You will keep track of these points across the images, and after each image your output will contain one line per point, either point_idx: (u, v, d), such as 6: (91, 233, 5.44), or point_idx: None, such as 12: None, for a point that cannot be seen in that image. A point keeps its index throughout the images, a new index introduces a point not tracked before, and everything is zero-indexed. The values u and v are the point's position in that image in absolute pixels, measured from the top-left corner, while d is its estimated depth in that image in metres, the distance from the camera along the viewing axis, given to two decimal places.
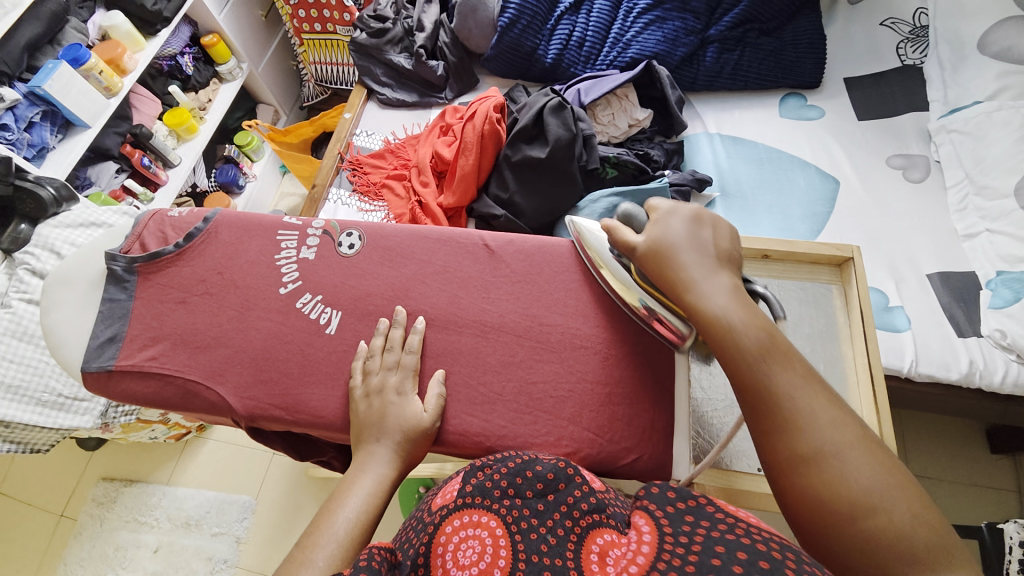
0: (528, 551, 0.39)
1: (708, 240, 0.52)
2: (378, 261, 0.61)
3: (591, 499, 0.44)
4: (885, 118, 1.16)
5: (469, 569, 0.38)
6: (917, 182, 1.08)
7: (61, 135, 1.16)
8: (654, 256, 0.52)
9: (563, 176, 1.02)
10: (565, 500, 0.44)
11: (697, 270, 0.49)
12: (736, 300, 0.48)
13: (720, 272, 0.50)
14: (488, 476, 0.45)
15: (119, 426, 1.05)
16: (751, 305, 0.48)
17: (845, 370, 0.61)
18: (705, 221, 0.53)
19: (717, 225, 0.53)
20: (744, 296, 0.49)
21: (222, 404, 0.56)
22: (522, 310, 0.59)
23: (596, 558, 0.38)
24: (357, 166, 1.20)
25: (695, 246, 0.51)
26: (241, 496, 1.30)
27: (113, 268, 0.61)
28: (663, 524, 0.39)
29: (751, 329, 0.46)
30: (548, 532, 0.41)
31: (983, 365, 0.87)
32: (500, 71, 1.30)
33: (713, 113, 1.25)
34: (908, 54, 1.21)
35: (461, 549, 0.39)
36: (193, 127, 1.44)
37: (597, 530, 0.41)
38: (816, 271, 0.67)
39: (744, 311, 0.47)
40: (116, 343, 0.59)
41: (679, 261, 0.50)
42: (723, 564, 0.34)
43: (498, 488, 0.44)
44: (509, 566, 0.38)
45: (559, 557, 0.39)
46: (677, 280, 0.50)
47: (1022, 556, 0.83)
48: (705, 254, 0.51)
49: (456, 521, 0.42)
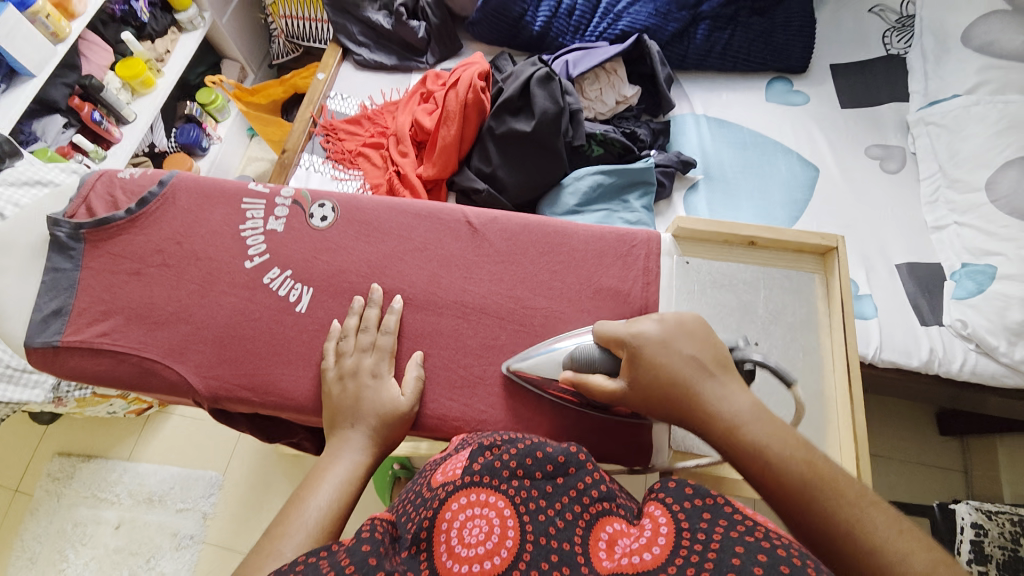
0: (537, 533, 0.38)
1: (693, 355, 0.48)
2: (353, 235, 0.58)
3: (601, 487, 0.42)
4: (868, 107, 1.17)
5: (476, 547, 0.37)
6: (893, 173, 1.10)
7: (4, 85, 1.04)
8: (652, 392, 0.47)
9: (548, 151, 0.99)
10: (574, 485, 0.42)
11: (703, 399, 0.46)
12: (754, 423, 0.44)
13: (724, 392, 0.46)
14: (498, 456, 0.43)
15: (74, 400, 1.00)
16: (771, 423, 0.45)
17: (822, 359, 0.62)
18: (675, 332, 0.49)
19: (687, 326, 0.49)
20: (764, 412, 0.45)
21: (183, 383, 0.53)
22: (505, 292, 0.57)
23: (604, 546, 0.37)
24: (331, 132, 1.14)
25: (688, 367, 0.47)
26: (208, 472, 1.27)
27: (56, 234, 0.55)
28: (680, 521, 0.37)
29: (783, 459, 0.42)
30: (557, 515, 0.39)
31: (943, 353, 0.92)
32: (485, 36, 1.23)
33: (700, 93, 1.23)
34: (893, 43, 1.21)
35: (467, 527, 0.38)
36: (150, 81, 1.33)
37: (606, 519, 0.40)
38: (799, 259, 0.66)
39: (767, 437, 0.44)
40: (61, 317, 0.54)
41: (681, 391, 0.46)
42: (743, 563, 0.33)
43: (508, 468, 0.42)
44: (516, 549, 0.37)
45: (567, 541, 0.38)
46: (690, 415, 0.46)
47: (973, 536, 0.89)
48: (705, 376, 0.47)
49: (463, 499, 0.40)
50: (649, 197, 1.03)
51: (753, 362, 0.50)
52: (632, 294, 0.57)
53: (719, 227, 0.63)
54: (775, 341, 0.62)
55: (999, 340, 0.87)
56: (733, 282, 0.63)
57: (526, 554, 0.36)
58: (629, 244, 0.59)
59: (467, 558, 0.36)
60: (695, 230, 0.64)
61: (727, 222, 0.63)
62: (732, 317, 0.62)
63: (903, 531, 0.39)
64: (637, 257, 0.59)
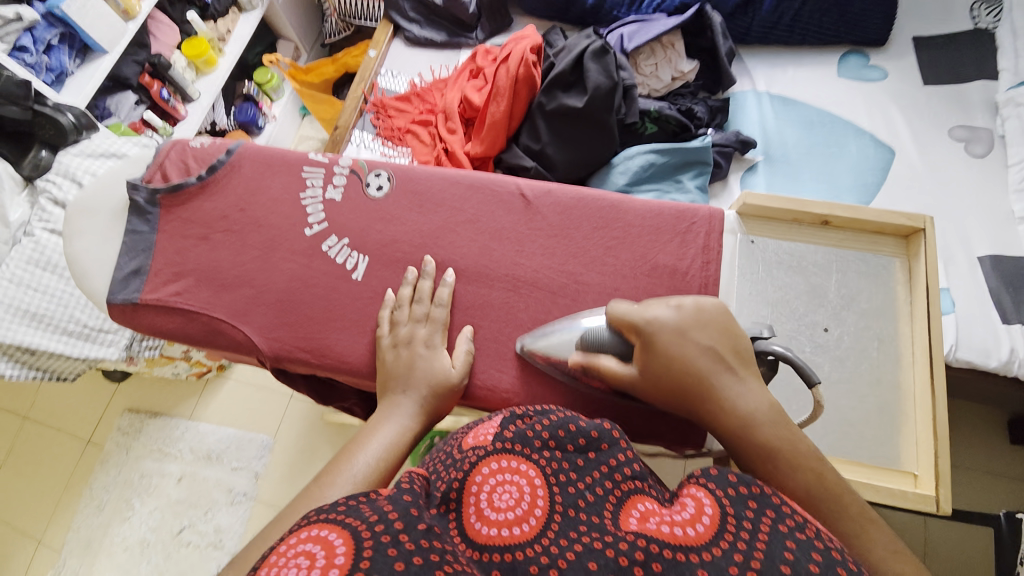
0: (566, 504, 0.38)
1: (710, 346, 0.46)
2: (407, 206, 0.58)
3: (633, 466, 0.41)
4: (953, 84, 1.06)
5: (507, 511, 0.37)
6: (979, 158, 0.99)
7: (80, 60, 1.11)
8: (664, 380, 0.46)
9: (599, 129, 0.96)
10: (606, 461, 0.42)
11: (720, 393, 0.45)
12: (770, 427, 0.44)
13: (746, 388, 0.45)
14: (531, 426, 0.44)
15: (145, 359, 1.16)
16: (787, 427, 0.44)
17: (900, 350, 0.57)
18: (691, 322, 0.47)
19: (704, 310, 0.47)
20: (782, 411, 0.45)
21: (248, 343, 0.55)
22: (557, 267, 0.55)
23: (637, 519, 0.37)
24: (381, 109, 1.15)
25: (703, 359, 0.46)
26: (259, 436, 1.35)
27: (136, 198, 0.59)
28: (726, 505, 0.37)
29: (792, 465, 0.43)
30: (588, 488, 0.39)
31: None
32: (536, 10, 1.19)
33: (764, 69, 1.15)
34: (981, 16, 1.09)
35: (499, 491, 0.39)
36: (212, 61, 1.39)
37: (638, 497, 0.39)
38: (878, 241, 0.60)
39: (782, 441, 0.43)
40: (140, 276, 0.57)
41: (697, 384, 0.45)
42: (797, 559, 0.33)
43: (539, 439, 0.43)
44: (545, 517, 0.37)
45: (597, 515, 0.37)
46: (703, 405, 0.46)
47: None
48: (723, 369, 0.46)
49: (494, 464, 0.40)
50: (704, 177, 0.98)
51: (774, 353, 0.48)
52: (690, 274, 0.53)
53: (792, 204, 0.58)
54: (847, 328, 0.58)
55: None
56: (803, 263, 0.59)
57: (555, 525, 0.36)
58: (688, 220, 0.55)
59: (497, 522, 0.37)
60: (764, 207, 0.58)
61: (799, 199, 0.58)
62: (799, 302, 0.58)
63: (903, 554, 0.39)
64: (696, 235, 0.55)
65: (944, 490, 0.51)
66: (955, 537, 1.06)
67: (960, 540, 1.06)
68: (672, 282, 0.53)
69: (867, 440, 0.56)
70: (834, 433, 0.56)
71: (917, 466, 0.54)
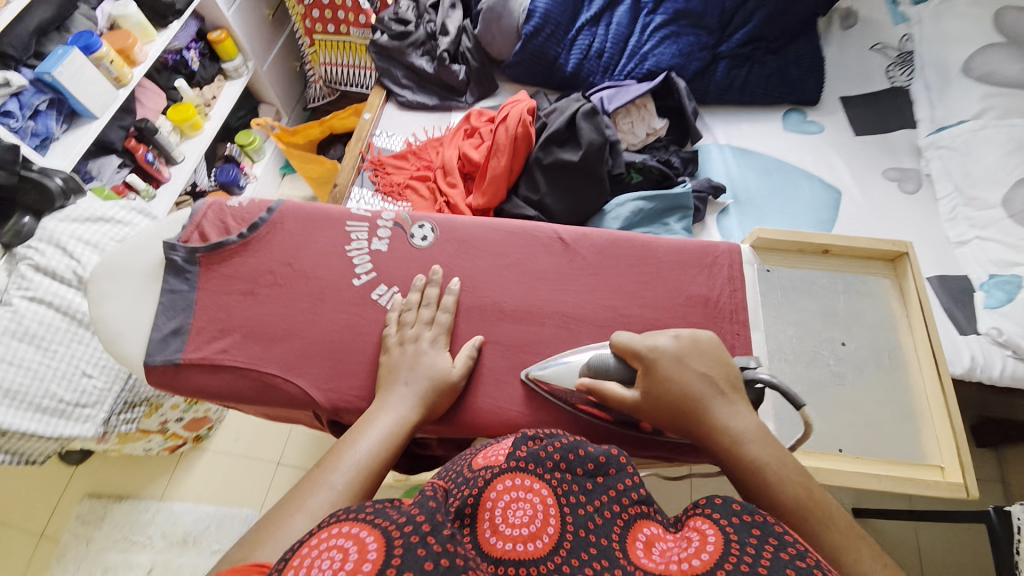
0: (575, 525, 0.41)
1: (706, 373, 0.50)
2: (452, 253, 0.61)
3: (639, 490, 0.44)
4: (879, 134, 1.25)
5: (519, 527, 0.39)
6: (911, 194, 1.16)
7: (66, 125, 1.09)
8: (662, 403, 0.50)
9: (592, 179, 1.05)
10: (613, 486, 0.45)
11: (710, 415, 0.49)
12: (760, 444, 0.47)
13: (734, 410, 0.49)
14: (543, 447, 0.47)
15: (116, 436, 1.08)
16: (772, 447, 0.47)
17: (906, 358, 0.65)
18: (689, 350, 0.52)
19: (700, 344, 0.52)
20: (767, 433, 0.48)
21: (303, 397, 0.54)
22: (601, 303, 0.59)
23: (642, 544, 0.40)
24: (379, 166, 1.21)
25: (696, 382, 0.50)
26: (244, 510, 1.25)
27: (173, 258, 0.58)
28: (729, 533, 0.38)
29: (780, 481, 0.44)
30: (595, 511, 0.42)
31: (983, 360, 0.94)
32: (521, 77, 1.31)
33: (721, 125, 1.31)
34: (897, 75, 1.30)
35: (511, 508, 0.41)
36: (197, 124, 1.40)
37: (643, 521, 0.42)
38: (869, 264, 0.70)
39: (772, 458, 0.46)
40: (181, 335, 0.56)
41: (691, 406, 0.49)
42: None
43: (551, 460, 0.46)
44: (555, 538, 0.39)
45: (605, 537, 0.40)
46: (697, 428, 0.49)
47: None
48: (714, 393, 0.50)
49: (507, 482, 0.43)
50: (687, 220, 1.09)
51: (763, 381, 0.51)
52: (720, 301, 0.59)
53: (797, 237, 0.67)
54: (862, 342, 0.65)
55: None
56: (813, 288, 0.67)
57: (566, 543, 0.39)
58: (712, 254, 0.61)
59: (510, 537, 0.39)
60: (775, 240, 0.66)
61: (804, 232, 0.67)
62: (816, 322, 0.65)
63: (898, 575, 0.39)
64: (721, 267, 0.61)
65: (970, 476, 0.58)
66: (943, 541, 1.13)
67: (949, 544, 1.13)
68: (706, 310, 0.59)
69: (893, 440, 0.62)
70: (861, 436, 0.62)
71: (941, 458, 0.60)
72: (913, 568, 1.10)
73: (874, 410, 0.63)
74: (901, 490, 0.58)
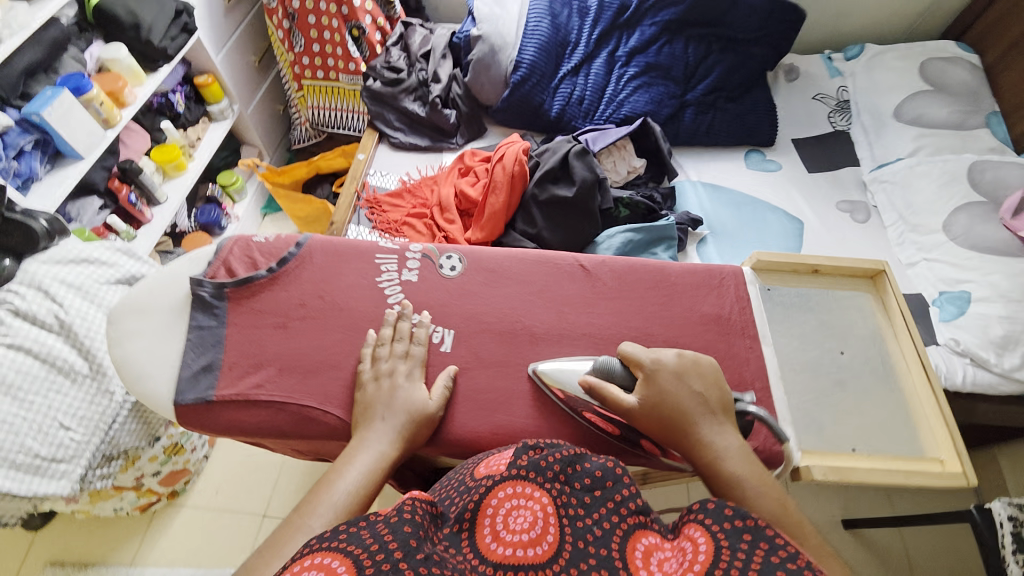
0: (575, 536, 0.44)
1: (700, 392, 0.56)
2: (482, 281, 0.68)
3: (637, 500, 0.46)
4: (830, 171, 1.39)
5: (520, 534, 0.42)
6: (863, 223, 1.29)
7: (50, 165, 1.07)
8: (655, 414, 0.55)
9: (585, 213, 1.11)
10: (612, 497, 0.47)
11: (699, 430, 0.54)
12: (739, 461, 0.52)
13: (720, 428, 0.54)
14: (543, 456, 0.49)
15: (87, 495, 0.99)
16: (753, 465, 0.52)
17: (896, 362, 0.75)
18: (689, 368, 0.57)
19: (701, 368, 0.58)
20: (748, 453, 0.53)
21: (341, 426, 0.58)
22: (620, 324, 0.66)
23: (641, 556, 0.42)
24: (374, 205, 1.23)
25: (690, 398, 0.55)
26: (224, 569, 1.14)
27: (200, 293, 0.61)
28: (721, 539, 0.42)
29: (760, 497, 0.49)
30: (595, 523, 0.44)
31: (946, 368, 1.04)
32: (509, 121, 1.38)
33: (692, 164, 1.43)
34: (839, 121, 1.46)
35: (512, 516, 0.44)
36: (182, 164, 1.39)
37: (642, 531, 0.45)
38: (853, 282, 0.80)
39: (749, 475, 0.51)
40: (210, 372, 0.59)
41: (684, 420, 0.54)
42: None
43: (551, 470, 0.48)
44: (554, 548, 0.42)
45: (605, 548, 0.43)
46: (686, 442, 0.54)
47: (1013, 529, 0.87)
48: (705, 410, 0.55)
49: (507, 491, 0.46)
50: (672, 249, 1.16)
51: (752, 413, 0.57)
52: (732, 317, 0.68)
53: (791, 258, 0.77)
54: (857, 350, 0.75)
55: (989, 353, 1.02)
56: (810, 303, 0.77)
57: (565, 553, 0.42)
58: (719, 276, 0.70)
59: (511, 543, 0.42)
60: (773, 262, 0.77)
61: (796, 254, 0.77)
62: (816, 334, 0.75)
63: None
64: (728, 287, 0.70)
65: (967, 464, 0.66)
66: (927, 543, 1.20)
67: (932, 547, 1.19)
68: (721, 325, 0.67)
69: (898, 438, 0.70)
70: (870, 437, 0.70)
71: (940, 453, 0.69)
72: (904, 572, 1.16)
73: (874, 412, 0.72)
74: (913, 481, 0.66)
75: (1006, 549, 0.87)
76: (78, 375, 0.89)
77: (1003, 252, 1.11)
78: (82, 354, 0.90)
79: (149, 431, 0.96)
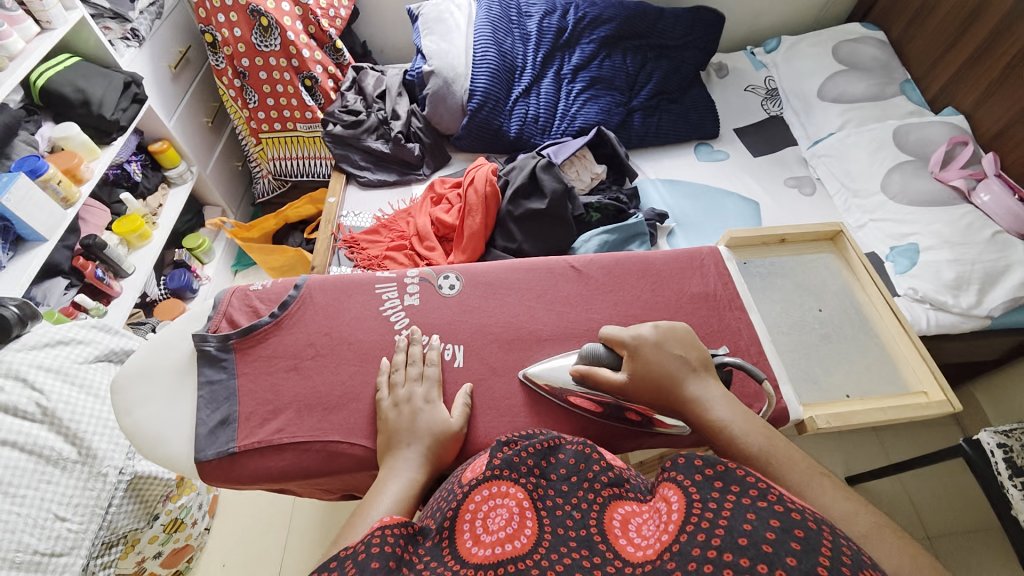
0: (555, 524, 0.45)
1: (681, 355, 0.60)
2: (481, 295, 0.74)
3: (609, 473, 0.50)
4: (772, 153, 1.50)
5: (499, 531, 0.44)
6: (810, 196, 1.40)
7: (12, 252, 1.04)
8: (646, 383, 0.59)
9: (560, 222, 1.16)
10: (586, 476, 0.50)
11: (686, 388, 0.58)
12: (724, 407, 0.57)
13: (705, 382, 0.59)
14: (515, 452, 0.51)
15: None
16: (740, 410, 0.57)
17: (868, 311, 0.82)
18: (666, 336, 0.62)
19: (677, 333, 0.63)
20: (734, 399, 0.58)
21: (368, 455, 0.61)
22: (616, 315, 0.72)
23: (619, 525, 0.45)
24: (353, 244, 1.24)
25: (674, 363, 0.60)
26: None
27: (206, 348, 0.65)
28: (692, 493, 0.42)
29: (746, 436, 0.54)
30: (573, 508, 0.46)
31: (910, 316, 1.13)
32: (471, 147, 1.44)
33: (649, 164, 1.51)
34: (771, 108, 1.59)
35: (490, 516, 0.45)
36: (146, 233, 1.37)
37: (617, 501, 0.47)
38: (817, 246, 0.89)
39: (734, 418, 0.56)
40: (229, 424, 0.62)
41: (670, 382, 0.59)
42: (755, 528, 0.37)
43: (525, 465, 0.50)
44: (536, 535, 0.44)
45: (583, 528, 0.45)
46: (675, 401, 0.58)
47: (1004, 455, 0.94)
48: (688, 369, 0.60)
49: (485, 491, 0.47)
50: (645, 245, 1.23)
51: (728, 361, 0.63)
52: (718, 292, 0.75)
53: (759, 232, 0.84)
54: (833, 306, 0.82)
55: (945, 296, 1.11)
56: (783, 270, 0.84)
57: (546, 541, 0.43)
58: (700, 258, 0.78)
59: (490, 543, 0.43)
60: (742, 238, 0.84)
61: (763, 228, 0.85)
62: (794, 296, 0.82)
63: (850, 501, 0.48)
64: (709, 266, 0.78)
65: (948, 391, 0.72)
66: (927, 486, 1.26)
67: (935, 488, 1.26)
68: (709, 302, 0.74)
69: (883, 380, 0.76)
70: (860, 381, 0.76)
71: (923, 386, 0.74)
72: (912, 515, 1.22)
73: (861, 358, 0.78)
74: (906, 415, 0.71)
75: (1003, 476, 0.93)
76: (68, 462, 0.85)
77: (938, 203, 1.22)
78: (69, 440, 0.86)
79: (147, 509, 0.94)
